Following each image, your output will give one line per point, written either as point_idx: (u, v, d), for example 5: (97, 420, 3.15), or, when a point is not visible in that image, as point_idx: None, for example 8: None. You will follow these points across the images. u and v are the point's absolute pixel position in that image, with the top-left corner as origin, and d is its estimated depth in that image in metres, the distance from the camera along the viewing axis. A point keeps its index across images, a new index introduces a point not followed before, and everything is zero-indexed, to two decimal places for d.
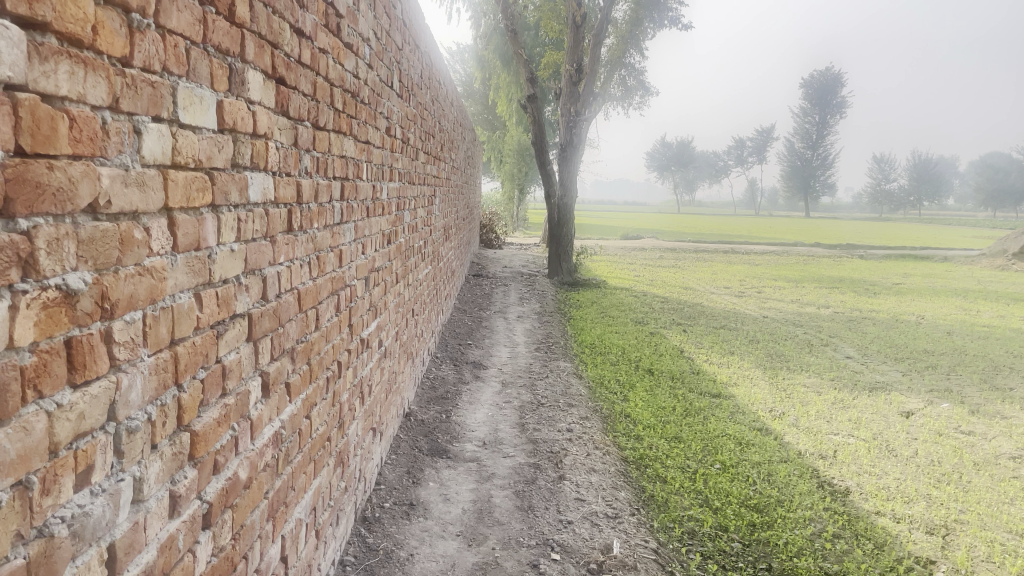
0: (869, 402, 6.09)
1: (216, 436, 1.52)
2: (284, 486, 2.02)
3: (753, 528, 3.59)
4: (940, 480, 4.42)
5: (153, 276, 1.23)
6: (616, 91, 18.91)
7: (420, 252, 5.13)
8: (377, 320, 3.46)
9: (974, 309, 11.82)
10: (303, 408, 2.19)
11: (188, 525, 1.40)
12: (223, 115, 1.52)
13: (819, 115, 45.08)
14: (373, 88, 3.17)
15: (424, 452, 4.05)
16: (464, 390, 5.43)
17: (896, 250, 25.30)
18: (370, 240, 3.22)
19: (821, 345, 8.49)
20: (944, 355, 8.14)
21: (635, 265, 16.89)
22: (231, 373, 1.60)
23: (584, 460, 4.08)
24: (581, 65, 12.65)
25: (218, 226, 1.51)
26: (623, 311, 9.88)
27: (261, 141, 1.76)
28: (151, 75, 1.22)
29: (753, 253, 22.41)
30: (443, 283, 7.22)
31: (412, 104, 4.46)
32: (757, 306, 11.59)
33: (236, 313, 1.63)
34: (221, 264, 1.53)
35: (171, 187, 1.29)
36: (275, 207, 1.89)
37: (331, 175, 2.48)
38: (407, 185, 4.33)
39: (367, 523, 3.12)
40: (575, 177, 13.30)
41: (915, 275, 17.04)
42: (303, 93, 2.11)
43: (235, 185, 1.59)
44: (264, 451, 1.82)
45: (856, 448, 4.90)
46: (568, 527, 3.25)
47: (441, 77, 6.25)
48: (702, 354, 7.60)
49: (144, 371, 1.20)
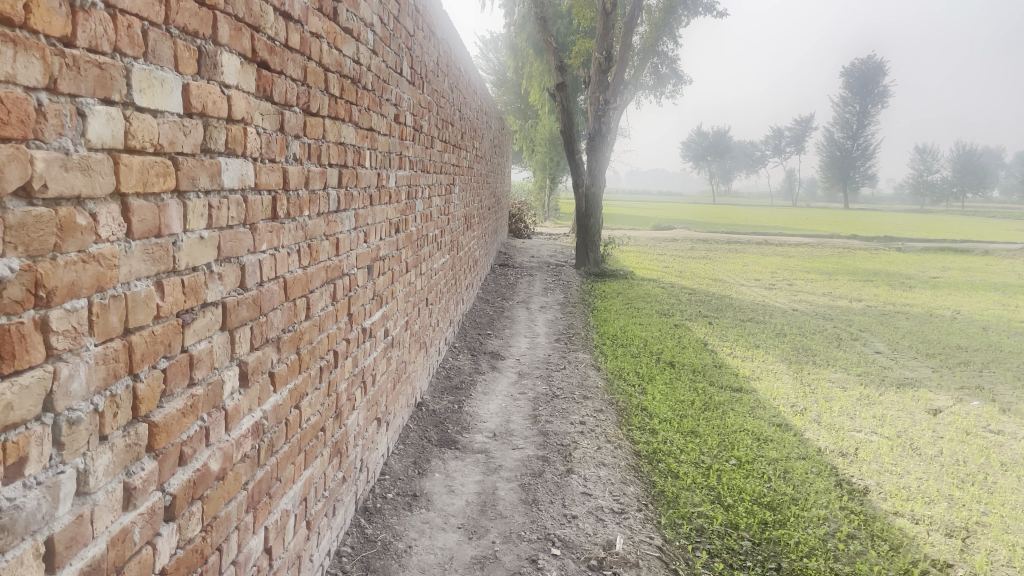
0: (896, 399, 5.94)
1: (181, 427, 1.49)
2: (268, 477, 2.00)
3: (763, 526, 3.50)
4: (964, 481, 4.29)
5: (100, 263, 1.20)
6: (649, 79, 18.66)
7: (436, 241, 5.09)
8: (383, 309, 3.43)
9: (1013, 304, 11.50)
10: (291, 399, 2.16)
11: (146, 518, 1.37)
12: (190, 99, 1.48)
13: (860, 104, 44.28)
14: (378, 75, 3.13)
15: (432, 442, 4.02)
16: (479, 380, 5.40)
17: (936, 243, 24.75)
18: (375, 229, 3.19)
19: (850, 340, 8.31)
20: (978, 351, 7.92)
21: (665, 256, 16.73)
22: (201, 364, 1.57)
23: (594, 454, 4.02)
24: (611, 53, 12.49)
25: (184, 212, 1.47)
26: (649, 303, 9.78)
27: (238, 127, 1.72)
28: (99, 56, 1.18)
29: (787, 245, 22.05)
30: (464, 273, 7.19)
31: (426, 91, 4.42)
32: (788, 298, 11.38)
33: (207, 302, 1.60)
34: (188, 252, 1.50)
35: (124, 172, 1.25)
36: (256, 194, 1.85)
37: (326, 162, 2.44)
38: (419, 173, 4.29)
39: (367, 513, 3.09)
40: (604, 166, 13.17)
41: (954, 269, 16.63)
42: (291, 78, 2.07)
43: (205, 171, 1.56)
44: (241, 442, 1.79)
45: (877, 446, 4.78)
46: (571, 522, 3.20)
47: (461, 65, 6.19)
48: (726, 348, 7.48)
49: (88, 361, 1.17)
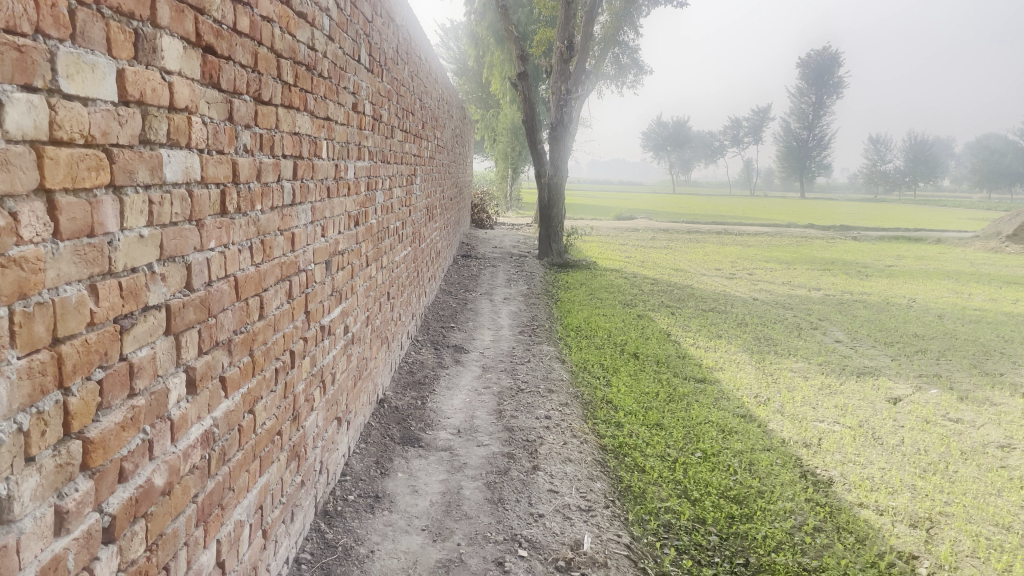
0: (857, 388, 5.98)
1: (121, 441, 1.37)
2: (220, 488, 1.89)
3: (731, 520, 3.47)
4: (926, 470, 4.32)
5: (22, 268, 1.08)
6: (610, 69, 18.65)
7: (397, 233, 4.97)
8: (343, 305, 3.32)
9: (967, 292, 11.71)
10: (244, 403, 2.04)
11: (81, 542, 1.26)
12: (126, 86, 1.37)
13: (816, 95, 44.92)
14: (335, 62, 3.00)
15: (395, 441, 3.92)
16: (442, 375, 5.30)
17: (891, 231, 25.24)
18: (333, 222, 3.07)
19: (810, 329, 8.38)
20: (935, 339, 8.03)
21: (627, 246, 16.76)
22: (142, 372, 1.46)
23: (560, 449, 3.96)
24: (572, 42, 12.41)
25: (121, 209, 1.36)
26: (611, 293, 9.76)
27: (182, 117, 1.61)
28: (19, 39, 1.06)
29: (746, 234, 22.26)
30: (426, 265, 7.10)
31: (385, 79, 4.29)
32: (748, 288, 11.46)
33: (148, 305, 1.48)
34: (126, 252, 1.39)
35: (49, 166, 1.14)
36: (202, 188, 1.73)
37: (279, 154, 2.32)
38: (378, 164, 4.17)
39: (328, 517, 2.99)
40: (566, 156, 13.12)
41: (909, 257, 16.93)
42: (240, 64, 1.95)
43: (143, 164, 1.44)
44: (189, 453, 1.68)
45: (841, 436, 4.79)
46: (538, 521, 3.13)
47: (421, 53, 6.06)
48: (689, 338, 7.48)
49: (10, 376, 1.06)
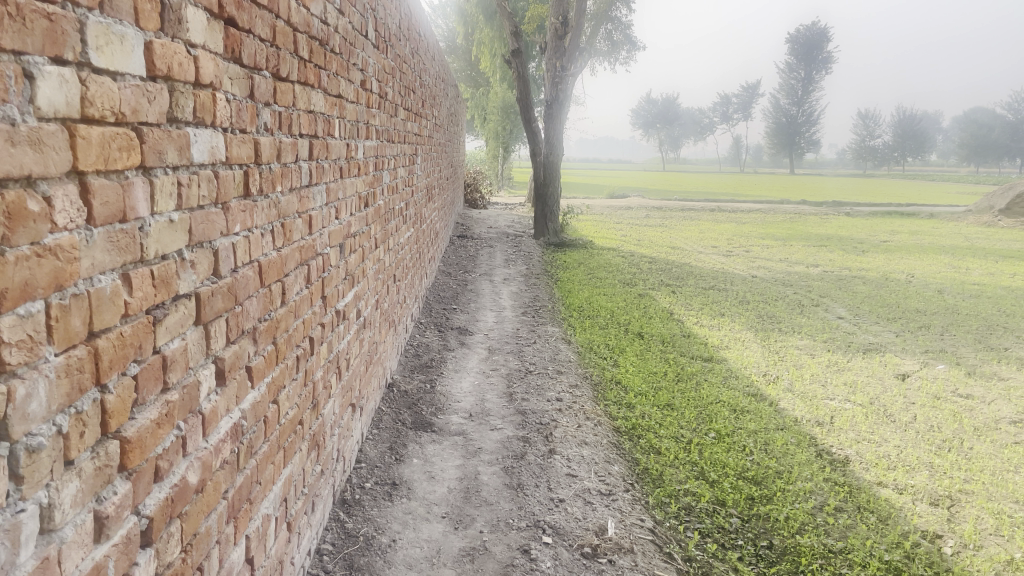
0: (864, 365, 5.95)
1: (156, 439, 1.29)
2: (248, 482, 1.81)
3: (751, 502, 3.43)
4: (941, 447, 4.29)
5: (57, 257, 1.00)
6: (602, 46, 18.50)
7: (401, 214, 4.88)
8: (355, 289, 3.22)
9: (964, 267, 11.72)
10: (269, 393, 1.97)
11: (121, 548, 1.18)
12: (154, 60, 1.27)
13: (806, 71, 44.83)
14: (345, 37, 2.90)
15: (407, 426, 3.85)
16: (449, 358, 5.23)
17: (882, 207, 25.26)
18: (345, 203, 2.98)
19: (812, 305, 8.34)
20: (937, 314, 8.02)
21: (622, 225, 16.69)
22: (175, 365, 1.38)
23: (575, 432, 3.90)
24: (567, 18, 12.25)
25: (151, 192, 1.27)
26: (610, 272, 9.70)
27: (206, 93, 1.51)
28: (48, 6, 0.97)
29: (740, 211, 22.22)
30: (427, 246, 6.99)
31: (390, 56, 4.18)
32: (746, 265, 11.41)
33: (179, 294, 1.40)
34: (157, 237, 1.30)
35: (82, 146, 1.05)
36: (227, 169, 1.64)
37: (297, 133, 2.23)
38: (384, 143, 4.06)
39: (346, 506, 2.92)
40: (561, 134, 12.99)
41: (903, 232, 16.93)
42: (260, 38, 1.85)
43: (172, 144, 1.35)
44: (220, 448, 1.61)
45: (853, 414, 4.76)
46: (560, 507, 3.07)
47: (421, 29, 5.92)
48: (693, 316, 7.44)
49: (48, 375, 0.98)
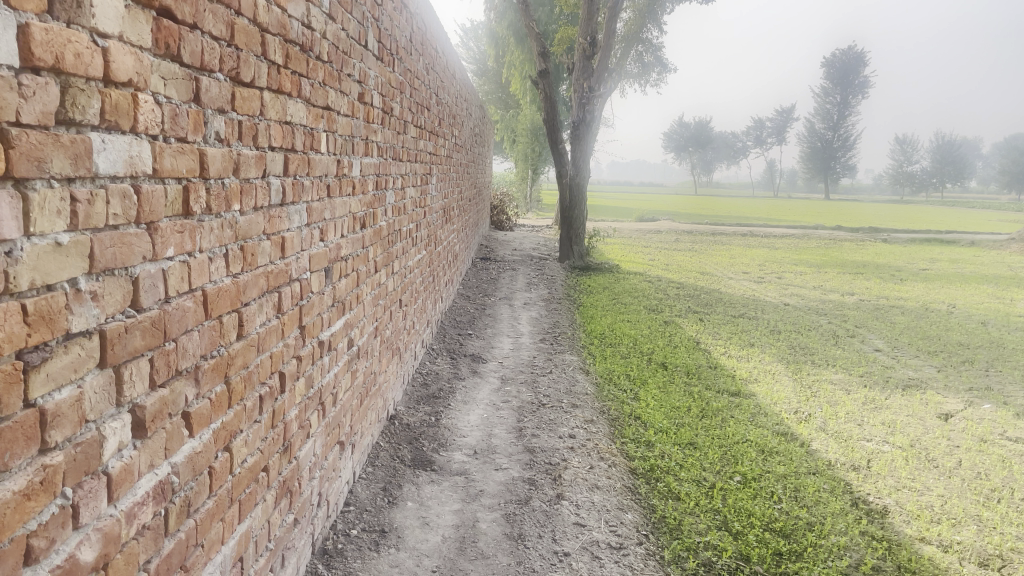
0: (904, 403, 5.55)
1: (22, 514, 1.04)
2: (182, 546, 1.56)
3: (778, 558, 3.10)
4: (989, 498, 3.92)
5: None
6: (633, 68, 18.29)
7: (410, 236, 4.67)
8: (345, 318, 2.97)
9: (1009, 297, 11.21)
10: (216, 441, 1.72)
11: None
12: (33, 46, 1.04)
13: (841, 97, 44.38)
14: (337, 45, 2.68)
15: (405, 463, 3.59)
16: (459, 388, 4.96)
17: (923, 233, 24.65)
18: (334, 224, 2.75)
19: (848, 336, 7.94)
20: (982, 348, 7.58)
21: (651, 249, 16.31)
22: (60, 422, 1.13)
23: (587, 474, 3.60)
24: (595, 39, 11.99)
25: (24, 209, 1.03)
26: (636, 298, 9.38)
27: (122, 93, 1.27)
28: None
29: (772, 236, 21.77)
30: (443, 268, 6.78)
31: (397, 69, 3.96)
32: (778, 293, 11.00)
33: (71, 333, 1.15)
34: (35, 262, 1.06)
35: None
36: (155, 182, 1.40)
37: (266, 146, 1.99)
38: (389, 161, 3.83)
39: (327, 556, 2.65)
40: (588, 156, 12.72)
41: (943, 261, 16.39)
42: (210, 35, 1.61)
43: (61, 152, 1.11)
44: (136, 512, 1.36)
45: (892, 457, 4.39)
46: (563, 563, 2.79)
47: (439, 45, 5.75)
48: (720, 346, 7.08)
49: None
